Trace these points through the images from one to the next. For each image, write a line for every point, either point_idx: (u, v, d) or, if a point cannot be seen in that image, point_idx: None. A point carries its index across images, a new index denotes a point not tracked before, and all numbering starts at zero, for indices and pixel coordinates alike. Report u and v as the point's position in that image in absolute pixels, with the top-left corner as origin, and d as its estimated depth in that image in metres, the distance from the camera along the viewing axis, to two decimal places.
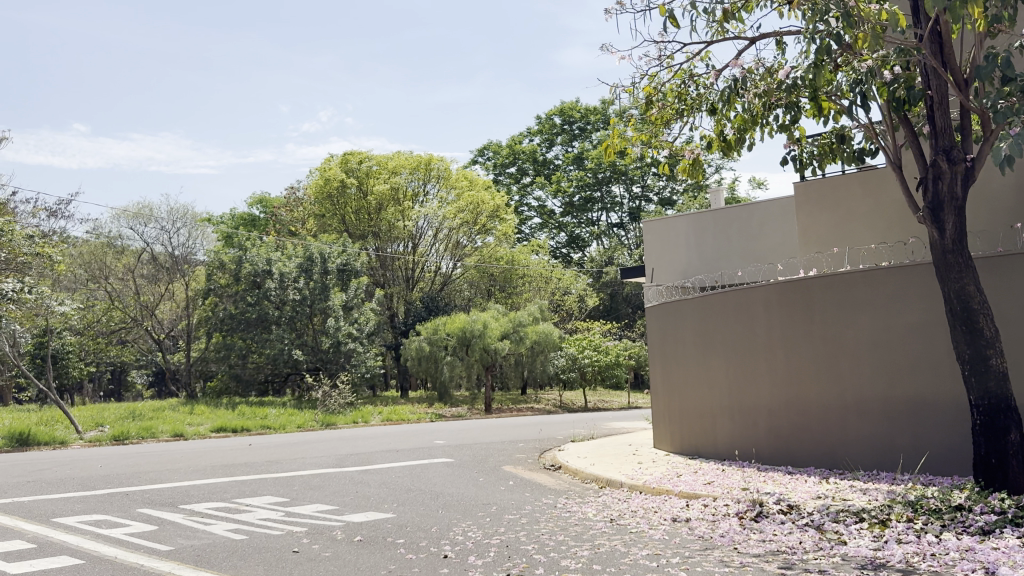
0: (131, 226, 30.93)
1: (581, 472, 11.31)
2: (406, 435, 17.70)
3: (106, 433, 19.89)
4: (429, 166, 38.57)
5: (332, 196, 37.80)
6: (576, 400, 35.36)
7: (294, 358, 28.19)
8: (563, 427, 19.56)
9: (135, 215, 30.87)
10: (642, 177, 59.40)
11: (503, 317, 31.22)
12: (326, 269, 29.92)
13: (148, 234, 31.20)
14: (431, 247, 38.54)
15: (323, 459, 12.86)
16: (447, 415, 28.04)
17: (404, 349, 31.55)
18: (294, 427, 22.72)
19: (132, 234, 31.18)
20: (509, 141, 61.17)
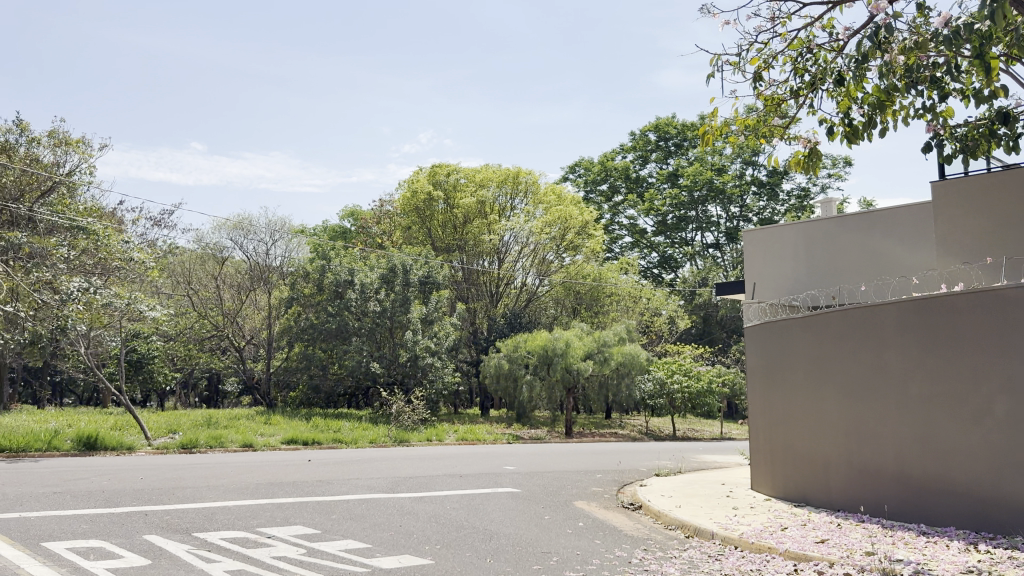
0: (231, 237, 31.25)
1: (665, 516, 9.74)
2: (475, 458, 16.41)
3: (175, 440, 19.42)
4: (517, 179, 37.52)
5: (419, 207, 37.28)
6: (664, 427, 33.44)
7: (371, 371, 27.45)
8: (647, 458, 17.87)
9: (235, 227, 31.09)
10: (741, 197, 57.03)
11: (587, 336, 29.51)
12: (407, 281, 29.11)
13: (246, 245, 31.33)
14: (517, 263, 37.46)
15: (378, 481, 11.71)
16: (525, 437, 26.65)
17: (483, 367, 30.45)
18: (365, 442, 21.79)
19: (231, 245, 31.45)
20: (602, 158, 59.84)
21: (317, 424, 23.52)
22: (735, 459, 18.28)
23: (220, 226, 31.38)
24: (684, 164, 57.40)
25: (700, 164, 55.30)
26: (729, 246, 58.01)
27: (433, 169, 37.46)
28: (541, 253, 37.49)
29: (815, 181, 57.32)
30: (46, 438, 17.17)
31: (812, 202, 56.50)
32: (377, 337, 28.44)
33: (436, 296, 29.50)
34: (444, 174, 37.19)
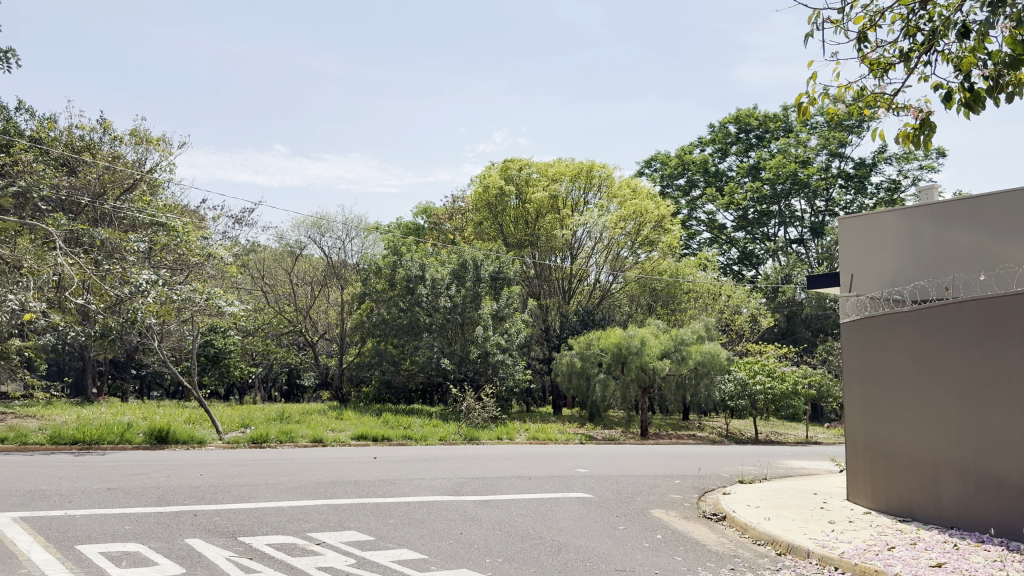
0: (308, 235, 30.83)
1: (752, 530, 8.86)
2: (546, 459, 15.74)
3: (245, 434, 19.34)
4: (591, 173, 36.69)
5: (490, 203, 36.79)
6: (745, 430, 32.09)
7: (442, 367, 27.07)
8: (730, 463, 16.85)
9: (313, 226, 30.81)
10: (826, 191, 54.88)
11: (663, 334, 28.34)
12: (478, 277, 28.65)
13: None
14: (590, 259, 36.64)
15: (443, 482, 11.16)
16: (598, 437, 25.81)
17: (555, 364, 29.79)
18: (435, 439, 21.34)
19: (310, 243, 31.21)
20: (679, 151, 58.41)
21: (387, 421, 23.19)
22: (826, 466, 17.07)
23: (298, 224, 31.21)
24: (765, 156, 55.42)
25: (782, 157, 53.26)
26: (813, 242, 55.74)
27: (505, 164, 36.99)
28: (616, 249, 36.58)
29: (906, 173, 54.48)
30: (120, 431, 17.29)
31: (902, 196, 53.72)
32: (449, 332, 28.10)
33: (507, 293, 28.85)
34: (516, 168, 36.64)
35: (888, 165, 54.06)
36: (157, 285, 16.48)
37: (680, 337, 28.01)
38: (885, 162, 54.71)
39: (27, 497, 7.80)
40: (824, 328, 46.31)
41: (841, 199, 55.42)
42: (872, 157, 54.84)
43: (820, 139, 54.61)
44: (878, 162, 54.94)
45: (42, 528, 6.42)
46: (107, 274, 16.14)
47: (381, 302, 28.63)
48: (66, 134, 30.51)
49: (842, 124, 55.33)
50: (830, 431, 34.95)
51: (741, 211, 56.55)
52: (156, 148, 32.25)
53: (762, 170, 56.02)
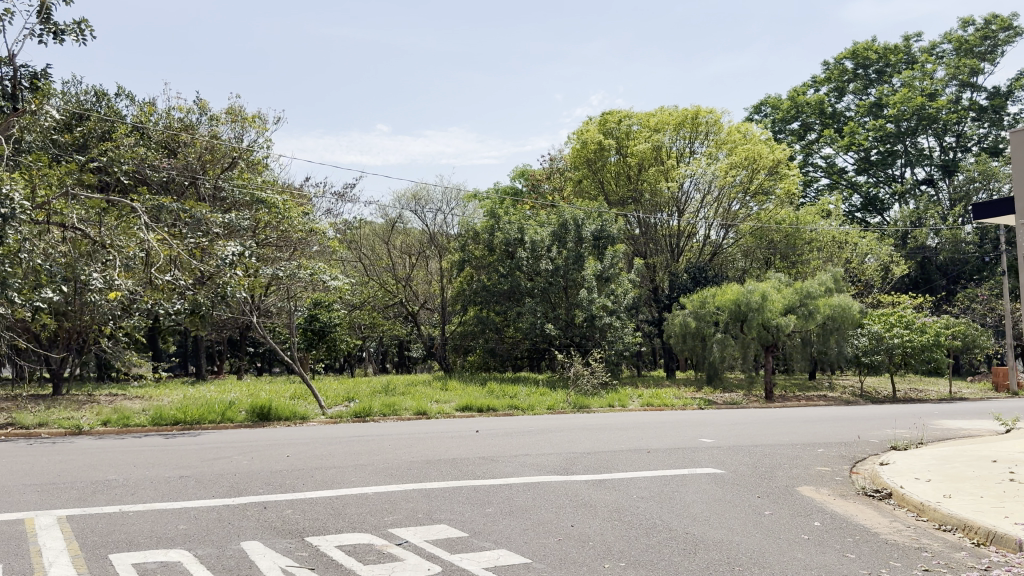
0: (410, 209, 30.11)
1: (933, 512, 7.08)
2: (666, 428, 14.22)
3: (349, 408, 18.62)
4: (696, 120, 34.27)
5: (590, 159, 35.01)
6: (881, 389, 29.45)
7: (547, 333, 25.76)
8: (876, 427, 14.83)
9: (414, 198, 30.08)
10: (957, 124, 50.12)
11: (787, 288, 26.02)
12: (580, 236, 27.10)
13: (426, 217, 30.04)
14: (699, 212, 34.47)
15: (552, 458, 9.89)
16: (718, 401, 24.03)
17: (667, 325, 28.11)
18: (543, 408, 20.12)
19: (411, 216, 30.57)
20: (791, 93, 54.64)
21: (494, 389, 22.15)
22: (993, 427, 14.80)
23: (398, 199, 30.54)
24: (886, 92, 51.02)
25: (907, 90, 48.78)
26: (945, 182, 51.10)
27: (603, 117, 34.98)
28: (726, 201, 34.34)
29: None
30: (222, 409, 16.94)
31: None
32: (553, 296, 26.78)
33: (611, 252, 27.19)
34: (615, 121, 34.60)
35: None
36: (244, 256, 15.66)
37: (805, 290, 25.68)
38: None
39: (86, 493, 7.01)
40: (963, 274, 42.32)
41: (974, 133, 50.52)
42: (1010, 84, 49.51)
43: (949, 69, 49.67)
44: (1017, 89, 49.57)
45: (83, 533, 5.52)
46: (194, 249, 15.42)
47: (481, 266, 27.51)
48: (164, 118, 30.86)
49: (974, 49, 50.12)
50: (977, 386, 31.71)
51: (863, 152, 52.36)
52: (252, 125, 32.18)
53: (884, 106, 51.56)
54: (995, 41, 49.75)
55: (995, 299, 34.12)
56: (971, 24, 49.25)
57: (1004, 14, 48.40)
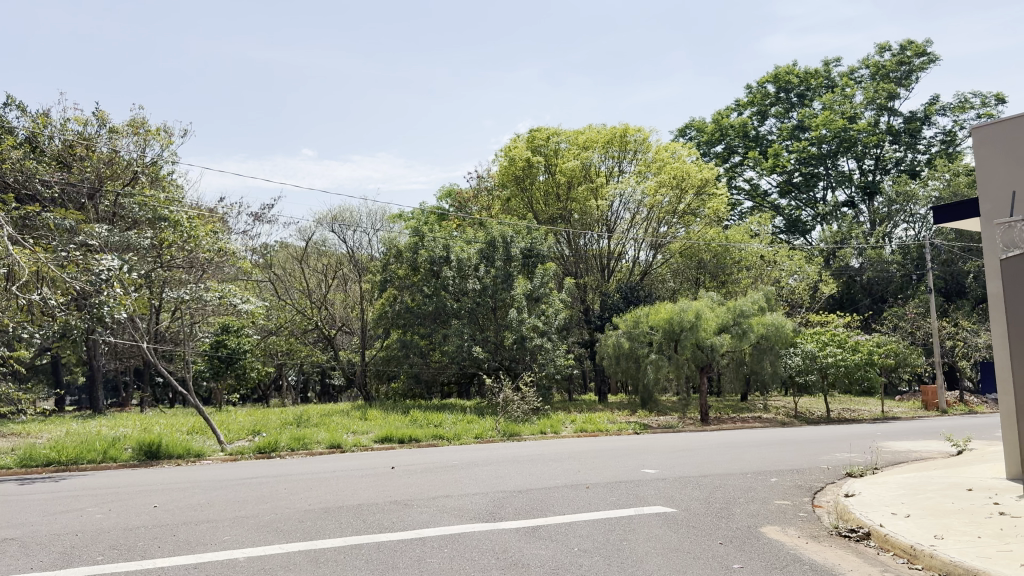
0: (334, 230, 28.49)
1: (930, 561, 5.87)
2: (603, 457, 12.95)
3: (252, 443, 16.76)
4: (625, 138, 33.69)
5: (518, 178, 33.88)
6: (814, 409, 28.99)
7: (475, 356, 24.20)
8: (824, 452, 13.90)
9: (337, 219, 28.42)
10: (874, 148, 51.27)
11: (720, 306, 25.34)
12: (510, 255, 25.77)
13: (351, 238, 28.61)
14: (629, 232, 33.81)
15: (476, 499, 8.45)
16: (654, 424, 22.99)
17: (600, 347, 27.07)
18: (470, 437, 18.64)
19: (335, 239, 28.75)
20: (715, 116, 55.18)
21: (418, 418, 20.55)
22: (942, 449, 14.07)
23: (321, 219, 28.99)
24: (808, 115, 51.89)
25: (828, 113, 49.65)
26: (864, 204, 52.05)
27: (530, 135, 34.02)
28: (655, 221, 33.79)
29: (962, 123, 50.63)
30: (103, 448, 14.88)
31: (960, 148, 49.82)
32: (479, 318, 25.38)
33: (542, 270, 25.94)
34: (544, 139, 33.55)
35: (942, 116, 50.24)
36: (125, 271, 13.73)
37: (740, 309, 25.00)
38: (940, 113, 50.90)
39: None
40: (886, 293, 42.83)
41: (890, 157, 51.79)
42: (923, 110, 51.04)
43: (866, 94, 50.91)
44: (929, 114, 51.16)
45: None
46: (66, 263, 13.45)
47: (402, 287, 25.89)
48: (59, 130, 28.41)
49: (890, 75, 51.54)
50: (906, 405, 31.65)
51: (786, 175, 52.98)
52: (156, 139, 29.96)
53: (806, 129, 52.38)
54: (909, 68, 51.30)
55: (921, 317, 34.40)
56: (886, 50, 50.66)
57: (917, 41, 49.94)
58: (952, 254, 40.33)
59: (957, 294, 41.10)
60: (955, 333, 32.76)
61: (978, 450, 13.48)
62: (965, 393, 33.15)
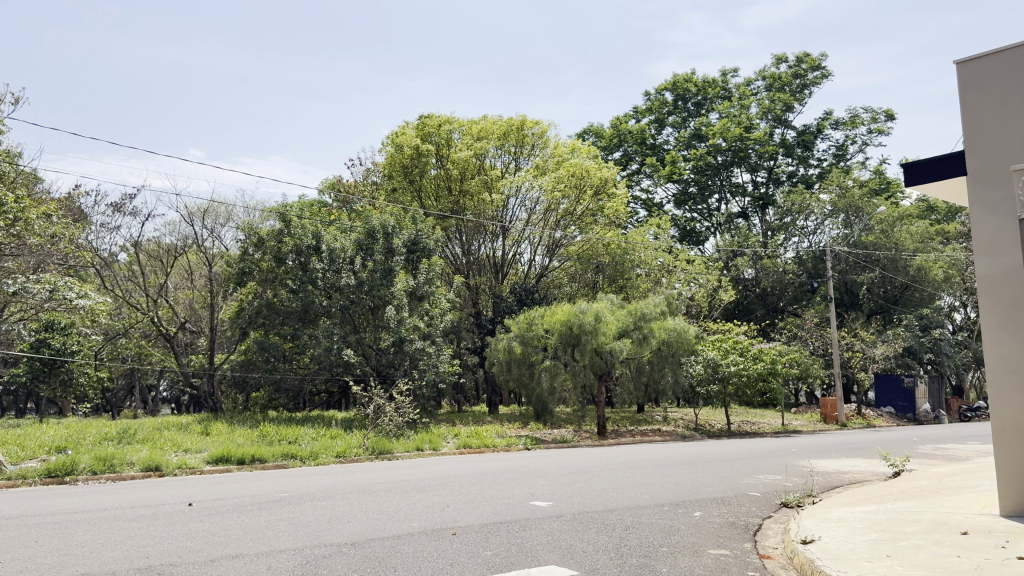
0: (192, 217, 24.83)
1: None
2: (481, 481, 10.26)
3: (41, 464, 13.17)
4: (522, 132, 31.28)
5: (407, 171, 30.70)
6: (714, 421, 27.32)
7: (345, 360, 20.73)
8: (743, 474, 11.74)
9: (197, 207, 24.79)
10: (769, 159, 51.18)
11: (620, 309, 23.19)
12: (390, 247, 22.64)
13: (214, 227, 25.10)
14: (524, 232, 31.27)
15: (280, 563, 5.56)
16: (546, 439, 20.46)
17: (490, 351, 24.49)
18: (329, 456, 15.68)
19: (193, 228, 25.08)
20: (613, 121, 53.92)
21: (269, 433, 17.36)
22: (872, 470, 12.26)
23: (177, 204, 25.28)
24: (705, 123, 51.34)
25: (726, 122, 49.18)
26: (758, 216, 51.81)
27: (418, 121, 31.00)
28: (551, 223, 31.67)
29: (853, 138, 51.34)
30: None
31: (849, 163, 50.55)
32: (349, 319, 21.94)
33: (427, 265, 23.03)
34: (434, 126, 30.43)
35: (834, 130, 50.85)
36: None
37: (641, 311, 22.87)
38: (832, 127, 51.60)
39: None
40: (781, 303, 42.28)
41: (784, 169, 51.89)
42: (817, 123, 51.58)
43: (763, 104, 50.88)
44: (822, 128, 51.80)
45: None
46: None
47: (264, 280, 22.47)
48: None
49: (785, 87, 51.88)
50: (804, 418, 30.64)
51: (681, 184, 52.12)
52: None
53: (703, 137, 51.73)
54: (804, 81, 51.82)
55: (819, 328, 33.64)
56: (783, 61, 50.96)
57: (813, 54, 50.35)
58: (845, 266, 40.39)
59: (848, 305, 41.12)
60: (853, 344, 32.14)
61: (915, 471, 11.72)
62: (861, 406, 32.64)
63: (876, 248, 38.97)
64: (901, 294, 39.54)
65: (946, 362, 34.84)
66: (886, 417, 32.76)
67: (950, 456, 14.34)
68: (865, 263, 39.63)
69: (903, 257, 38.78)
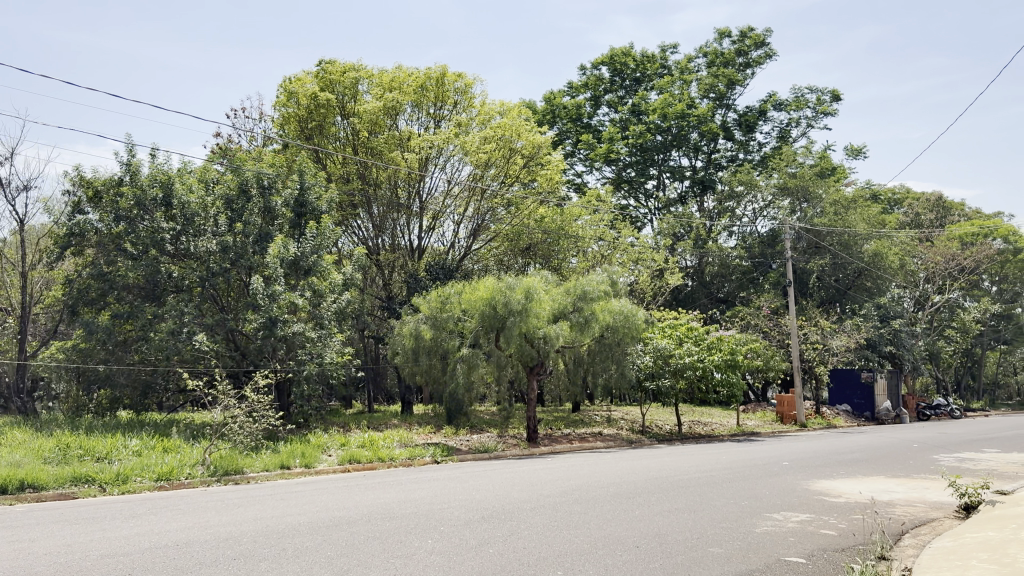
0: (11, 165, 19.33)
1: None
2: (325, 540, 5.86)
3: None
4: (443, 86, 26.64)
5: (304, 128, 25.49)
6: (662, 422, 23.52)
7: (198, 348, 15.88)
8: (750, 513, 7.66)
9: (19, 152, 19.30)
10: (710, 142, 47.99)
11: (556, 286, 19.00)
12: (269, 206, 18.02)
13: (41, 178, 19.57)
14: (445, 206, 27.48)
15: None
16: (463, 448, 16.09)
17: (394, 339, 19.99)
18: (144, 481, 11.05)
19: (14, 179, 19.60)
20: (547, 96, 49.84)
21: (71, 443, 12.48)
22: (928, 501, 8.35)
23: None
24: (644, 100, 47.69)
25: (666, 98, 45.54)
26: (698, 201, 48.47)
27: (319, 70, 25.93)
28: (476, 194, 27.23)
29: (797, 121, 48.70)
30: None
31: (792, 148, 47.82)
32: (200, 295, 17.18)
33: (314, 229, 18.36)
34: (339, 75, 25.35)
35: (777, 112, 47.97)
36: None
37: (582, 288, 18.70)
38: (775, 109, 48.89)
39: None
40: (725, 292, 38.97)
41: (725, 152, 48.83)
42: (759, 105, 48.54)
43: (705, 83, 47.71)
44: (765, 110, 48.88)
45: None
46: None
47: (99, 245, 17.13)
48: None
49: (727, 65, 48.88)
50: (758, 417, 27.16)
51: (618, 167, 48.42)
52: None
53: (642, 116, 48.06)
54: (746, 59, 48.86)
55: (775, 318, 30.32)
56: (725, 37, 48.01)
57: (756, 30, 47.43)
58: (794, 251, 37.23)
59: (797, 294, 38.05)
60: (812, 335, 28.92)
61: (1000, 503, 7.88)
62: (818, 403, 29.41)
63: (829, 233, 35.98)
64: (852, 282, 36.64)
65: (906, 355, 31.87)
66: (845, 415, 29.70)
67: (999, 474, 10.62)
68: (817, 248, 36.52)
69: (858, 242, 35.92)
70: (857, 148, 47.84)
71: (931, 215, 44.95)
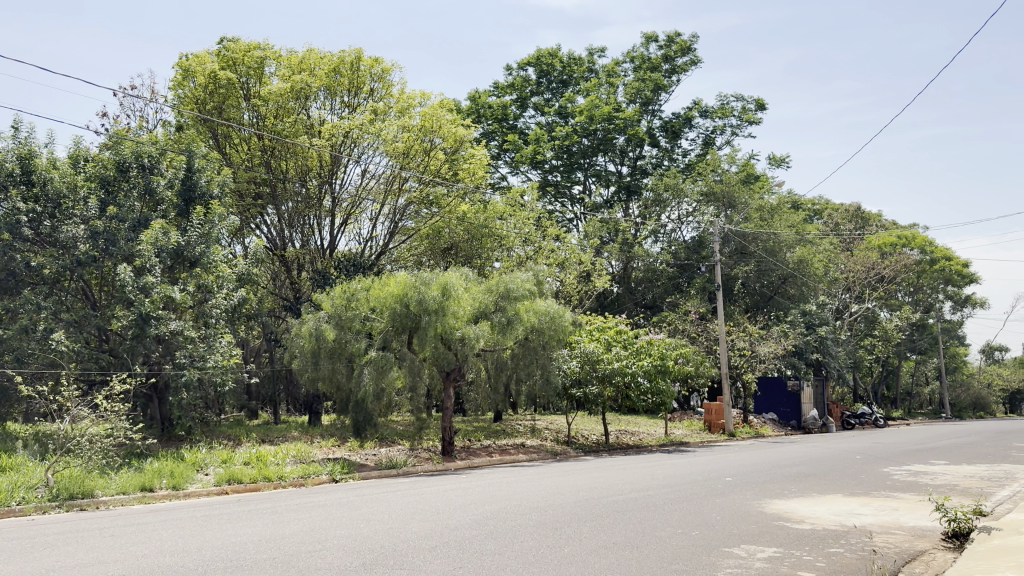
0: None
1: None
2: None
3: None
4: (358, 70, 24.73)
5: (202, 110, 23.22)
6: (587, 432, 22.13)
7: (55, 347, 13.62)
8: (705, 548, 6.15)
9: None
10: (636, 147, 47.29)
11: (476, 283, 17.35)
12: (150, 188, 15.87)
13: None
14: (360, 199, 25.54)
15: None
16: (367, 462, 14.27)
17: (295, 340, 17.96)
18: None
19: None
20: (471, 94, 48.26)
21: None
22: (908, 528, 7.01)
23: None
24: (571, 102, 46.65)
25: (593, 100, 44.54)
26: (623, 207, 47.68)
27: (220, 47, 23.64)
28: (392, 187, 25.38)
29: (722, 128, 48.54)
30: None
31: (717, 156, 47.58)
32: (64, 291, 15.27)
33: (202, 215, 16.27)
34: (242, 54, 23.13)
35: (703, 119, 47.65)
36: None
37: (505, 286, 17.07)
38: (700, 116, 48.60)
39: None
40: (651, 298, 38.09)
41: (651, 157, 48.27)
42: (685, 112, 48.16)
43: (632, 86, 47.00)
44: (691, 117, 48.53)
45: None
46: None
47: None
48: None
49: (654, 70, 48.35)
50: (685, 426, 26.10)
51: (543, 170, 47.19)
52: None
53: (569, 118, 46.99)
54: (673, 65, 48.49)
55: (704, 324, 29.49)
56: (652, 41, 47.44)
57: (683, 35, 47.08)
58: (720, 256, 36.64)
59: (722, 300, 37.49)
60: (740, 341, 28.11)
61: (996, 532, 6.59)
62: (745, 412, 28.58)
63: (755, 239, 35.48)
64: (777, 288, 36.39)
65: (831, 363, 31.48)
66: (771, 424, 29.00)
67: (966, 491, 9.45)
68: (743, 254, 35.98)
69: (783, 248, 35.58)
70: (780, 157, 47.96)
71: (851, 225, 45.26)
